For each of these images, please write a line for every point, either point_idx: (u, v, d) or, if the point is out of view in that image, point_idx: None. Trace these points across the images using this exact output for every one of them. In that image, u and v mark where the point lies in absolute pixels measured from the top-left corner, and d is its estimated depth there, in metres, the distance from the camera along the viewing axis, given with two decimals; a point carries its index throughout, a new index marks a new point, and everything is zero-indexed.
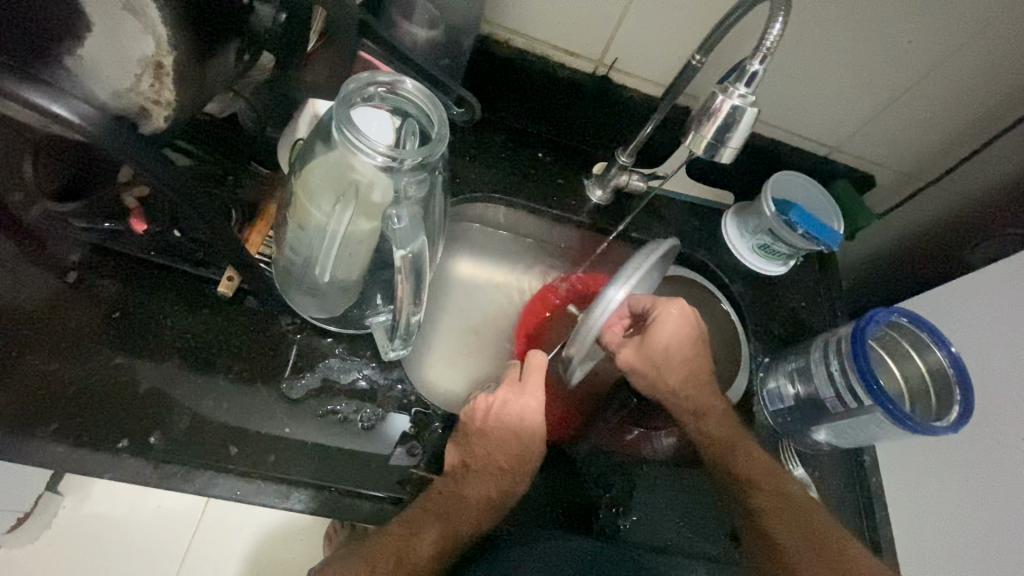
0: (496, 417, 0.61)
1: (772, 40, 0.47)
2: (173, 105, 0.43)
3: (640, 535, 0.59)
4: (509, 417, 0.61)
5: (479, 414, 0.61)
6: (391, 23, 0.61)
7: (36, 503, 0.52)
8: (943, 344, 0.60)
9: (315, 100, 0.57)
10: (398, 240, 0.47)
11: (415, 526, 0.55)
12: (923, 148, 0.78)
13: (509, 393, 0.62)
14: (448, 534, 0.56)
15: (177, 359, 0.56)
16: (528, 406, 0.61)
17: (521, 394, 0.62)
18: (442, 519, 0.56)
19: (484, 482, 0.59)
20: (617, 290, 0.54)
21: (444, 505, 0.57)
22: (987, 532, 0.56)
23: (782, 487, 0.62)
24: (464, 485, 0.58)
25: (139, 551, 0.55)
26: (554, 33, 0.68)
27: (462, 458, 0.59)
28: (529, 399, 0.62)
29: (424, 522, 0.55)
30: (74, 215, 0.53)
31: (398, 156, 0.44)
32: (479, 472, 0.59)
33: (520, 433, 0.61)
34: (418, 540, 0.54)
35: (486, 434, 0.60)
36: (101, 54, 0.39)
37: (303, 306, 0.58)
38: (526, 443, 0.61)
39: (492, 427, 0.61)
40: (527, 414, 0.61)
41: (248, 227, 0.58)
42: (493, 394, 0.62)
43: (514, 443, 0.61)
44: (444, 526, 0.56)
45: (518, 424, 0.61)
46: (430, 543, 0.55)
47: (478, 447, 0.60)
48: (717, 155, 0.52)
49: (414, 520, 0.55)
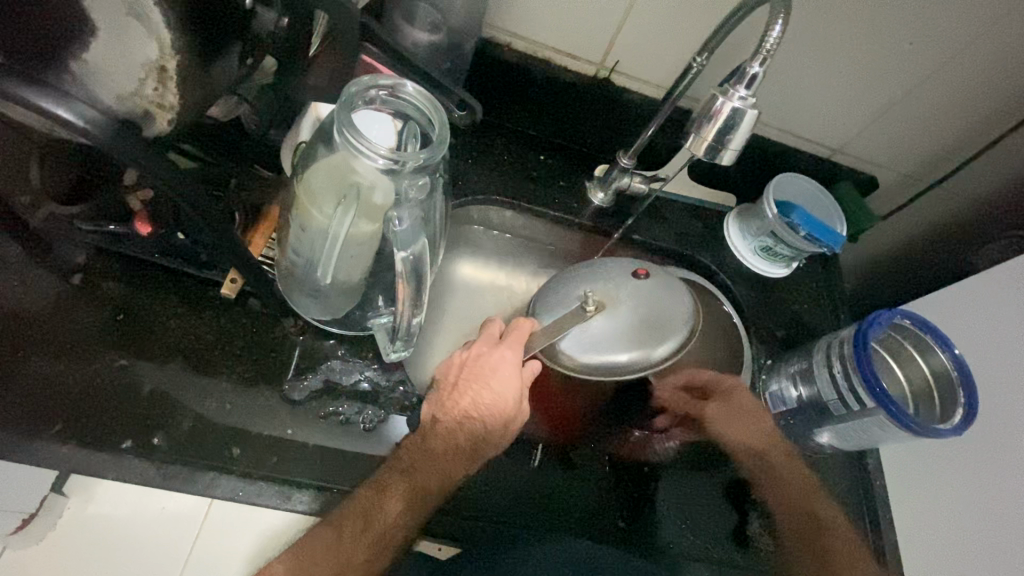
0: (468, 371, 0.58)
1: (771, 42, 0.47)
2: (175, 108, 0.44)
3: (660, 539, 0.59)
4: (482, 368, 0.58)
5: (455, 369, 0.59)
6: (393, 27, 0.62)
7: (40, 505, 0.48)
8: (945, 345, 0.60)
9: (315, 104, 0.59)
10: (399, 242, 0.49)
11: (386, 490, 0.51)
12: (927, 150, 0.77)
13: (484, 347, 0.59)
14: (416, 493, 0.52)
15: (180, 360, 0.56)
16: (504, 358, 0.57)
17: (496, 349, 0.58)
18: (407, 474, 0.52)
19: (454, 435, 0.55)
20: (638, 361, 0.58)
21: (412, 461, 0.53)
22: (992, 536, 0.56)
23: (811, 505, 0.62)
24: (432, 437, 0.55)
25: (139, 551, 0.50)
26: (555, 36, 0.68)
27: (433, 414, 0.57)
28: (505, 350, 0.58)
29: (391, 483, 0.52)
30: (78, 218, 0.56)
31: (399, 159, 0.45)
32: (449, 428, 0.55)
33: (492, 383, 0.56)
34: (387, 502, 0.51)
35: (459, 388, 0.57)
36: (106, 59, 0.39)
37: (305, 309, 0.59)
38: (501, 394, 0.56)
39: (465, 381, 0.58)
40: (501, 367, 0.57)
41: (252, 229, 0.59)
42: (469, 349, 0.60)
43: (486, 393, 0.56)
44: (411, 481, 0.52)
45: (490, 376, 0.57)
46: (397, 506, 0.51)
47: (449, 402, 0.57)
48: (717, 157, 0.52)
49: (383, 482, 0.52)
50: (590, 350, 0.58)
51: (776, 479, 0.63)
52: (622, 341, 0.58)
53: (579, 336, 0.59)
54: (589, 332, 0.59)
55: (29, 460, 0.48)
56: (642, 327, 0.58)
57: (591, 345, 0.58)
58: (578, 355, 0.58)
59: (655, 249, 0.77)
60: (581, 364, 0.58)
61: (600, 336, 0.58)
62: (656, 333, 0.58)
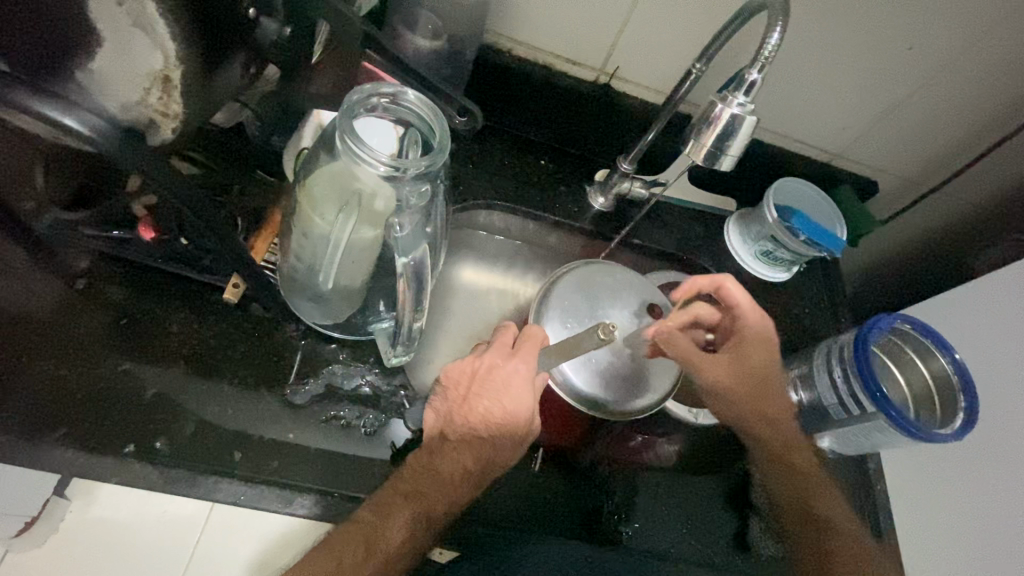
0: (481, 381, 0.57)
1: (770, 49, 0.48)
2: (180, 117, 0.44)
3: (641, 542, 0.59)
4: (495, 381, 0.56)
5: (466, 377, 0.58)
6: (395, 34, 0.62)
7: (42, 507, 0.48)
8: (946, 349, 0.60)
9: (319, 111, 0.58)
10: (400, 248, 0.50)
11: (388, 515, 0.51)
12: (928, 154, 0.78)
13: (496, 358, 0.58)
14: (421, 517, 0.52)
15: (183, 365, 0.56)
16: (516, 370, 0.56)
17: (509, 360, 0.57)
18: (412, 499, 0.52)
19: (463, 456, 0.55)
20: (618, 407, 0.61)
21: (416, 484, 0.53)
22: (988, 535, 0.57)
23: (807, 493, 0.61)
24: (440, 458, 0.55)
25: (142, 554, 0.50)
26: (556, 41, 0.69)
27: (442, 429, 0.57)
28: (519, 363, 0.57)
29: (394, 505, 0.51)
30: (82, 225, 0.56)
31: (400, 166, 0.45)
32: (458, 446, 0.56)
33: (506, 401, 0.55)
34: (390, 527, 0.50)
35: (469, 403, 0.56)
36: (112, 70, 0.40)
37: (307, 314, 0.59)
38: (513, 412, 0.55)
39: (478, 394, 0.57)
40: (513, 381, 0.56)
41: (254, 235, 0.59)
42: (480, 359, 0.58)
43: (498, 408, 0.55)
44: (417, 505, 0.52)
45: (503, 391, 0.56)
46: (401, 528, 0.51)
47: (458, 417, 0.57)
48: (717, 163, 0.53)
49: (386, 505, 0.51)
50: (587, 381, 0.61)
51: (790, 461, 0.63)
52: (616, 382, 0.62)
53: (586, 364, 0.62)
54: (594, 361, 0.62)
55: (32, 464, 0.48)
56: (637, 375, 0.63)
57: (592, 377, 0.61)
58: (571, 381, 0.61)
59: (655, 253, 0.78)
60: (571, 389, 0.61)
61: (605, 369, 0.62)
62: (641, 386, 0.63)
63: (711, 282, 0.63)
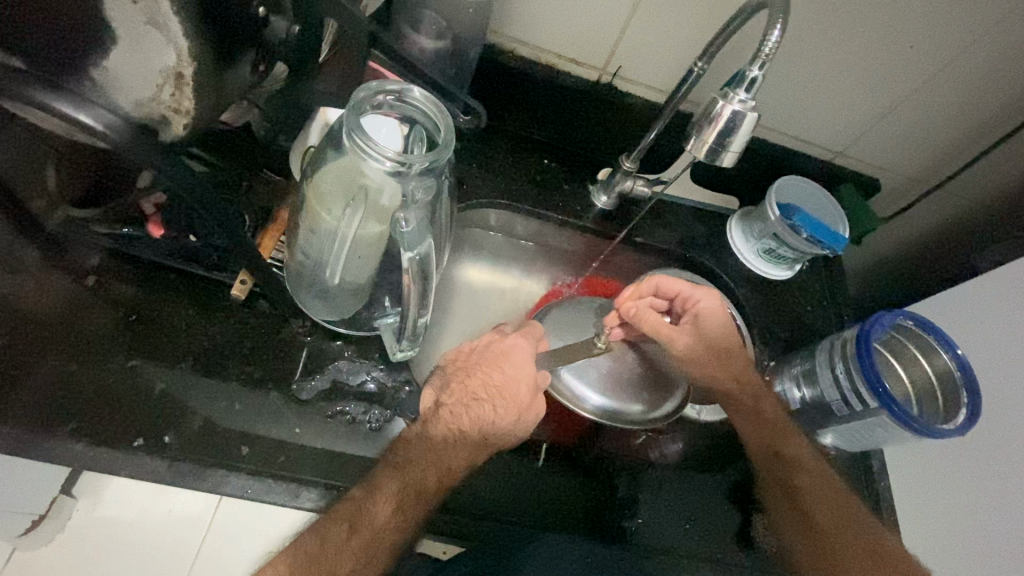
0: (478, 357, 0.60)
1: (771, 46, 0.48)
2: (192, 114, 0.46)
3: (647, 535, 0.59)
4: (494, 356, 0.59)
5: (462, 356, 0.60)
6: (402, 35, 0.64)
7: (50, 506, 0.51)
8: (947, 345, 0.60)
9: (325, 110, 0.61)
10: (405, 243, 0.49)
11: (375, 489, 0.50)
12: (930, 151, 0.78)
13: (493, 336, 0.62)
14: (409, 492, 0.51)
15: (190, 361, 0.57)
16: (517, 343, 0.61)
17: (507, 337, 0.62)
18: (400, 472, 0.51)
19: (457, 420, 0.55)
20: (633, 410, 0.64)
21: (407, 457, 0.52)
22: (997, 534, 0.57)
23: (775, 445, 0.63)
24: (433, 425, 0.54)
25: (146, 555, 0.52)
26: (560, 41, 0.69)
27: (437, 399, 0.56)
28: (517, 338, 0.62)
29: (383, 480, 0.51)
30: (92, 222, 0.57)
31: (406, 161, 0.46)
32: (454, 411, 0.55)
33: (505, 363, 0.59)
34: (376, 502, 0.50)
35: (468, 371, 0.58)
36: (125, 67, 0.42)
37: (314, 310, 0.60)
38: (511, 376, 0.58)
39: (476, 363, 0.59)
40: (513, 351, 0.60)
41: (261, 232, 0.60)
42: (476, 340, 0.62)
43: (496, 372, 0.58)
44: (403, 478, 0.51)
45: (503, 358, 0.59)
46: (387, 507, 0.50)
47: (456, 386, 0.57)
48: (718, 159, 0.53)
49: (375, 483, 0.50)
50: (599, 391, 0.64)
51: (758, 417, 0.64)
52: (622, 389, 0.65)
53: (591, 371, 0.65)
54: (593, 371, 0.65)
55: (43, 457, 0.49)
56: (641, 381, 0.66)
57: (601, 386, 0.65)
58: (586, 391, 0.64)
59: (658, 251, 0.78)
60: (586, 400, 0.64)
61: (611, 375, 0.65)
62: (651, 391, 0.66)
63: (649, 281, 0.67)
